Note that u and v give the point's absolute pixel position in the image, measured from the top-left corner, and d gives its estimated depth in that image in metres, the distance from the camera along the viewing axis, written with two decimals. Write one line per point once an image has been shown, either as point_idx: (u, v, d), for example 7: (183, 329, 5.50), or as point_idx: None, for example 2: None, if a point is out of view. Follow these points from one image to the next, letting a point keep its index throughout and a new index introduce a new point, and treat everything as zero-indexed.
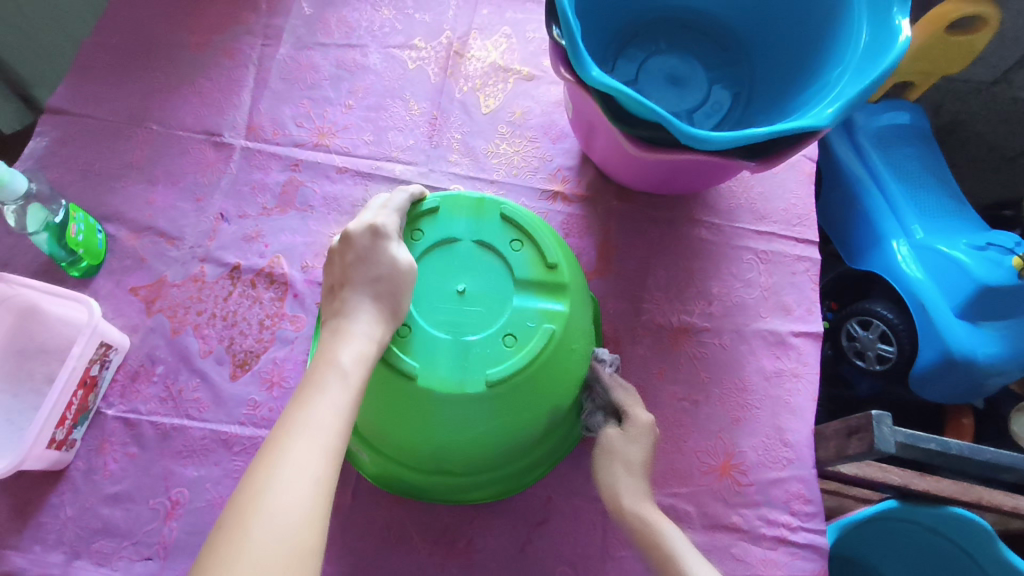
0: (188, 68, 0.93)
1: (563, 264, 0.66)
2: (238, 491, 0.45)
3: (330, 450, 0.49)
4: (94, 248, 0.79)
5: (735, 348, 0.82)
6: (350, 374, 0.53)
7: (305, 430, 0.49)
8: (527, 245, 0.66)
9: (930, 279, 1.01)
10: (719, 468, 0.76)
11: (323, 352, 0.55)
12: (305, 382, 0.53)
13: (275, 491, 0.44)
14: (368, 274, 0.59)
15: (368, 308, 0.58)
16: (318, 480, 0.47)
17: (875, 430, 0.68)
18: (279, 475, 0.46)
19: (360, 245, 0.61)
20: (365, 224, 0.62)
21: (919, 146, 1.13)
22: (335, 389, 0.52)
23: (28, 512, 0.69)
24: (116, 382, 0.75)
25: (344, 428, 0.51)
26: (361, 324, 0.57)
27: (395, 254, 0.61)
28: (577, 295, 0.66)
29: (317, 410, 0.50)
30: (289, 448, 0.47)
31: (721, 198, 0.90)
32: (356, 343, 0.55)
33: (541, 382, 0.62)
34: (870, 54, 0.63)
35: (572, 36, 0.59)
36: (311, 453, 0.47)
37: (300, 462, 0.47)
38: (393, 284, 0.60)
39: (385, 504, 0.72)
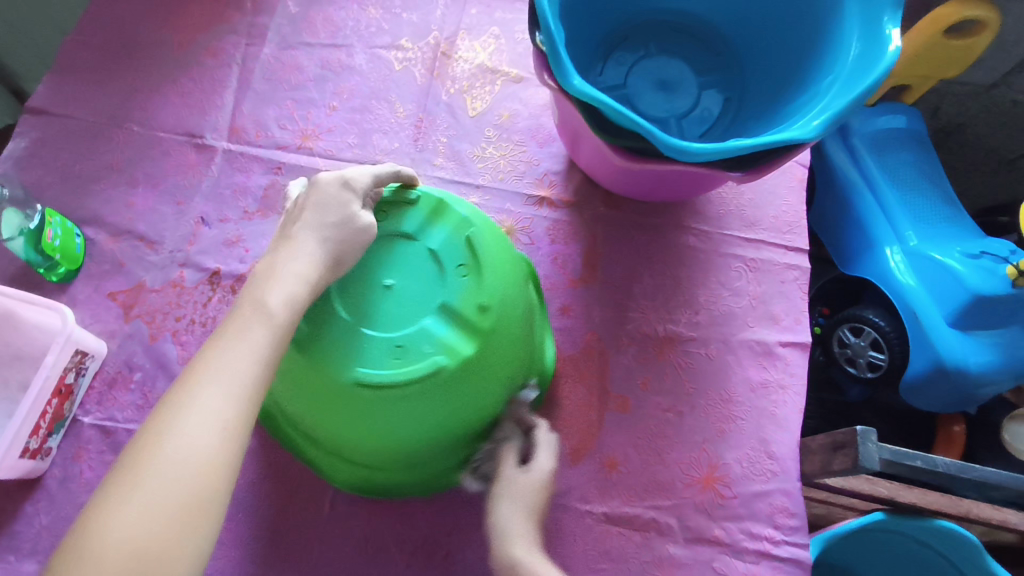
0: (170, 67, 0.91)
1: (496, 309, 0.60)
2: (141, 424, 0.46)
3: (236, 398, 0.47)
4: (72, 252, 0.78)
5: (722, 358, 0.81)
6: (272, 321, 0.51)
7: (214, 374, 0.47)
8: (472, 277, 0.61)
9: (923, 286, 0.99)
10: (703, 480, 0.76)
11: (253, 286, 0.54)
12: (230, 318, 0.52)
13: (172, 438, 0.44)
14: (323, 216, 0.57)
15: (312, 249, 0.56)
16: (217, 429, 0.46)
17: (860, 447, 0.68)
18: (181, 420, 0.45)
19: (324, 191, 0.59)
20: (336, 176, 0.60)
21: (915, 150, 1.11)
22: (253, 334, 0.50)
23: (3, 520, 0.69)
24: (93, 389, 0.74)
25: (257, 376, 0.49)
26: (298, 265, 0.55)
27: (355, 212, 0.59)
28: (501, 340, 0.61)
29: (231, 355, 0.49)
30: (194, 392, 0.47)
31: (710, 205, 0.88)
32: (286, 283, 0.53)
33: (419, 402, 0.58)
34: (859, 65, 0.62)
35: (554, 44, 0.58)
36: (215, 400, 0.46)
37: (201, 410, 0.46)
38: (342, 239, 0.57)
39: (363, 515, 0.71)
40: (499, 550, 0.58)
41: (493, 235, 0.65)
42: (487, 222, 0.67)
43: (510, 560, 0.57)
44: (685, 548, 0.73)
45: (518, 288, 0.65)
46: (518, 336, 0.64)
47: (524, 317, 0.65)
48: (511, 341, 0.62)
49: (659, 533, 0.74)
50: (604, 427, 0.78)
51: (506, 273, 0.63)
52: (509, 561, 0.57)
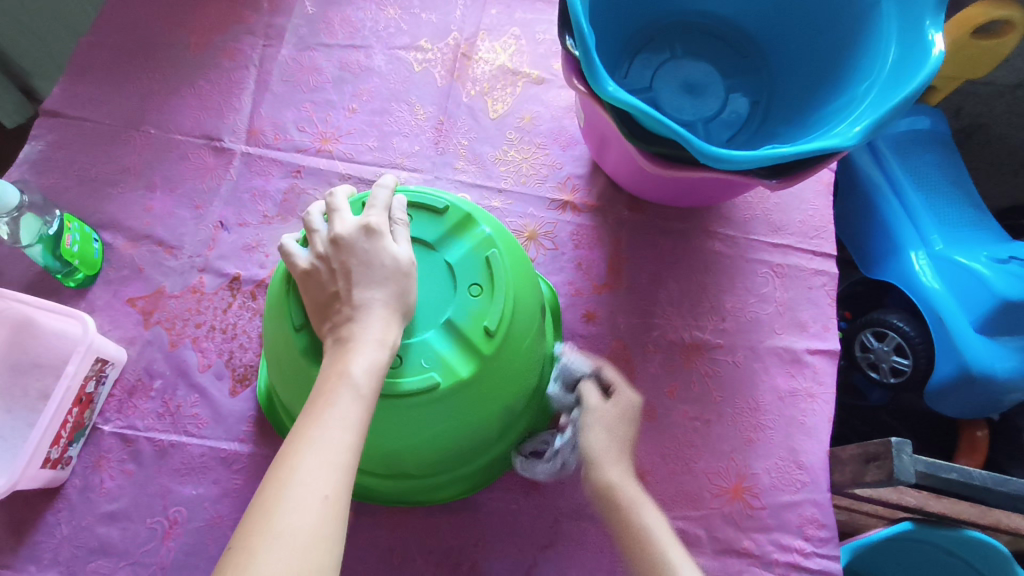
0: (187, 69, 0.90)
1: (502, 335, 0.59)
2: (249, 509, 0.43)
3: (341, 465, 0.46)
4: (90, 258, 0.77)
5: (749, 365, 0.80)
6: (362, 385, 0.50)
7: (318, 448, 0.46)
8: (484, 297, 0.61)
9: (948, 290, 0.98)
10: (731, 490, 0.74)
11: (331, 363, 0.52)
12: (316, 395, 0.50)
13: (288, 510, 0.42)
14: (372, 271, 0.55)
15: (382, 308, 0.54)
16: (328, 497, 0.44)
17: (895, 459, 0.66)
18: (291, 490, 0.43)
19: (356, 245, 0.56)
20: (354, 226, 0.58)
21: (939, 153, 1.10)
22: (346, 403, 0.49)
23: (23, 530, 0.68)
24: (113, 397, 0.73)
25: (356, 444, 0.48)
26: (374, 329, 0.53)
27: (397, 253, 0.57)
28: (505, 364, 0.61)
29: (328, 427, 0.47)
30: (299, 466, 0.44)
31: (735, 209, 0.87)
32: (369, 349, 0.52)
33: (408, 413, 0.58)
34: (899, 69, 0.60)
35: (586, 48, 0.56)
36: (322, 469, 0.45)
37: (311, 480, 0.44)
38: (399, 284, 0.56)
39: (387, 525, 0.70)
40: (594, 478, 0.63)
41: (514, 259, 0.65)
42: (510, 242, 0.66)
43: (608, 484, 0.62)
44: (714, 560, 0.72)
45: (529, 313, 0.64)
46: (523, 359, 0.63)
47: (531, 343, 0.64)
48: (512, 368, 0.61)
49: (688, 544, 0.72)
50: None
51: (519, 298, 0.63)
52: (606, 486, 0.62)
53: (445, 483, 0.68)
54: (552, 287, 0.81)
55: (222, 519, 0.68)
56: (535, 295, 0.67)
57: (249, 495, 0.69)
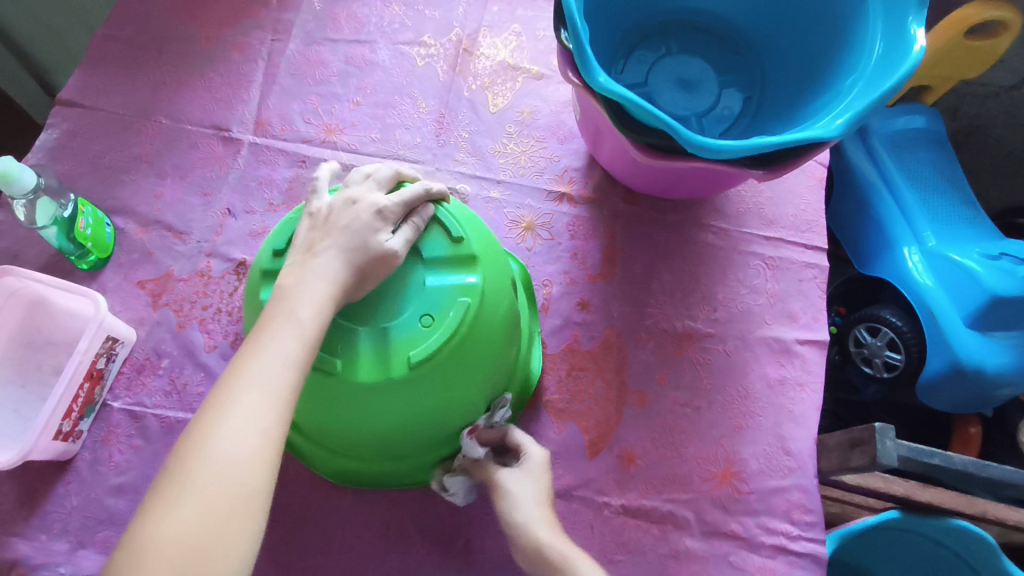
0: (197, 61, 0.93)
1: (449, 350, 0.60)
2: (189, 426, 0.47)
3: (276, 397, 0.48)
4: (102, 241, 0.79)
5: (740, 354, 0.82)
6: (303, 328, 0.52)
7: (254, 380, 0.49)
8: (444, 318, 0.60)
9: (940, 286, 1.00)
10: (719, 475, 0.76)
11: (279, 301, 0.54)
12: (262, 326, 0.53)
13: (218, 437, 0.45)
14: (343, 233, 0.59)
15: (335, 263, 0.56)
16: (259, 428, 0.47)
17: (878, 444, 0.68)
18: (226, 419, 0.46)
19: (339, 210, 0.60)
20: (347, 196, 0.62)
21: (934, 151, 1.11)
22: (289, 341, 0.51)
23: (35, 500, 0.71)
24: (122, 375, 0.76)
25: (292, 386, 0.50)
26: (330, 282, 0.55)
27: (381, 235, 0.60)
28: (450, 371, 0.61)
29: (268, 364, 0.50)
30: (235, 398, 0.47)
31: (729, 203, 0.89)
32: (312, 295, 0.54)
33: (344, 392, 0.59)
34: (883, 64, 0.62)
35: (579, 41, 0.59)
36: (257, 402, 0.47)
37: (246, 412, 0.47)
38: (368, 258, 0.58)
39: (384, 502, 0.73)
40: (523, 540, 0.60)
41: (496, 267, 0.66)
42: (495, 252, 0.67)
43: (538, 545, 0.59)
44: (701, 542, 0.74)
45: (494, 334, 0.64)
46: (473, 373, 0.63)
47: (499, 345, 0.65)
48: (460, 375, 0.62)
49: (676, 526, 0.74)
50: (622, 421, 0.78)
51: (491, 298, 0.64)
52: (537, 545, 0.59)
53: (388, 470, 0.69)
54: (524, 265, 0.83)
55: None
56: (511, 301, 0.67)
57: None
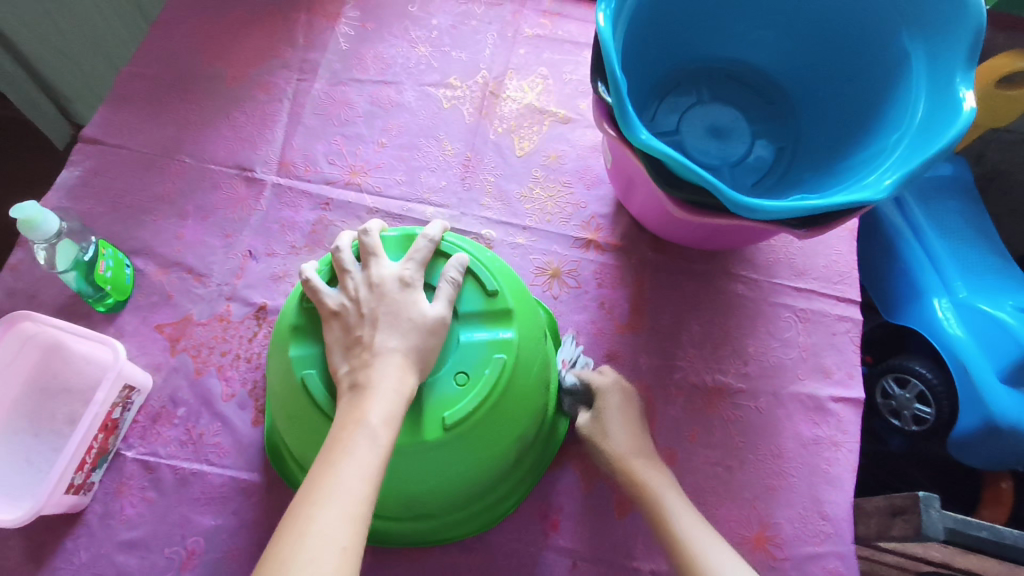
0: (222, 100, 0.92)
1: (494, 405, 0.59)
2: (265, 561, 0.43)
3: (357, 515, 0.45)
4: (122, 284, 0.78)
5: (772, 411, 0.79)
6: (378, 435, 0.50)
7: (335, 498, 0.45)
8: (482, 373, 0.60)
9: (972, 339, 0.97)
10: (753, 539, 0.73)
11: (348, 409, 0.52)
12: (331, 443, 0.50)
13: (305, 564, 0.42)
14: (400, 321, 0.57)
15: (402, 358, 0.55)
16: (344, 547, 0.43)
17: (922, 514, 0.65)
18: (308, 543, 0.43)
19: (388, 294, 0.59)
20: (391, 275, 0.60)
21: (962, 200, 1.10)
22: (364, 450, 0.49)
23: (42, 555, 0.68)
24: (136, 424, 0.74)
25: (371, 493, 0.47)
26: (391, 377, 0.53)
27: (426, 307, 0.59)
28: (494, 428, 0.60)
29: (343, 475, 0.47)
30: (316, 516, 0.44)
31: (759, 253, 0.87)
32: (388, 398, 0.52)
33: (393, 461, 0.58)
34: (929, 125, 0.61)
35: (620, 97, 0.57)
36: (338, 516, 0.45)
37: (327, 531, 0.44)
38: (419, 339, 0.57)
39: (405, 563, 0.70)
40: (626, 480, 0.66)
41: (529, 324, 0.65)
42: (529, 309, 0.67)
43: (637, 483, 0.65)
44: None
45: (530, 385, 0.64)
46: (516, 425, 0.62)
47: (532, 404, 0.64)
48: (504, 433, 0.61)
49: None
50: None
51: (524, 355, 0.63)
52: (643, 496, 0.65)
53: (424, 528, 0.67)
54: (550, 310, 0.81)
55: (242, 550, 0.68)
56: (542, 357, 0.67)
57: (266, 526, 0.69)
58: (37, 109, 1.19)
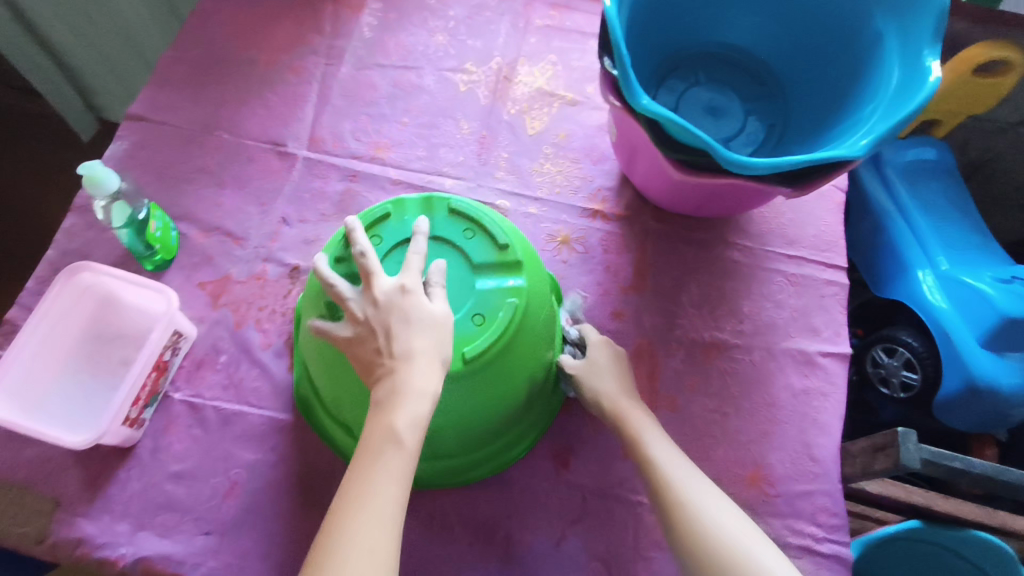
0: (256, 82, 1.00)
1: (507, 341, 0.66)
2: (312, 565, 0.50)
3: (391, 520, 0.52)
4: (168, 244, 0.85)
5: (765, 364, 0.86)
6: (405, 443, 0.55)
7: (373, 510, 0.52)
8: (496, 313, 0.67)
9: (954, 309, 1.04)
10: (748, 478, 0.80)
11: (377, 422, 0.57)
12: (363, 454, 0.56)
13: (350, 566, 0.49)
14: (411, 328, 0.59)
15: (418, 366, 0.58)
16: (381, 554, 0.50)
17: (901, 446, 0.72)
18: (351, 547, 0.50)
19: (390, 313, 0.60)
20: (391, 287, 0.61)
21: (946, 182, 1.17)
22: (392, 464, 0.55)
23: (99, 484, 0.74)
24: (182, 369, 0.80)
25: (401, 496, 0.54)
26: (415, 380, 0.57)
27: (431, 309, 0.61)
28: (506, 363, 0.67)
29: (376, 484, 0.53)
30: (355, 523, 0.51)
31: (753, 223, 0.94)
32: (413, 407, 0.56)
33: None
34: (901, 92, 0.68)
35: (624, 68, 0.65)
36: (373, 524, 0.51)
37: (366, 537, 0.50)
38: (433, 345, 0.59)
39: (429, 496, 0.76)
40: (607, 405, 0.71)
41: (537, 282, 0.72)
42: (537, 269, 0.74)
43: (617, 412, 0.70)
44: None
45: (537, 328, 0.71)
46: (526, 362, 0.70)
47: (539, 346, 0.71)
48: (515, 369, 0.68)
49: None
50: None
51: (533, 303, 0.70)
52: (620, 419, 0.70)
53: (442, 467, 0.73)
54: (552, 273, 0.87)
55: (280, 481, 0.75)
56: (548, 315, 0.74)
57: (302, 460, 0.76)
58: (59, 93, 1.27)
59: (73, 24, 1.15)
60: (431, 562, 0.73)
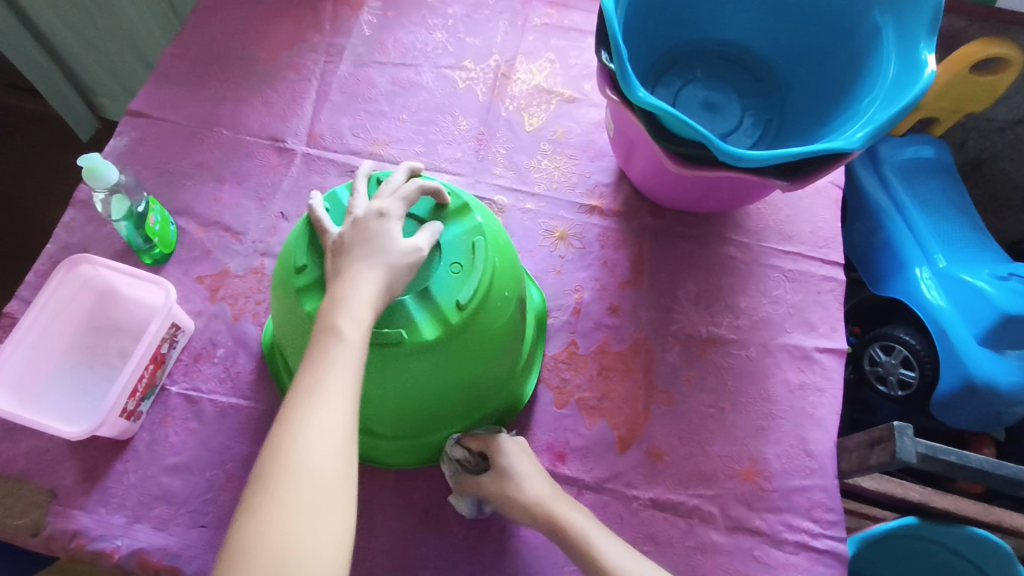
0: (256, 79, 1.00)
1: (453, 323, 0.62)
2: (269, 441, 0.48)
3: (345, 407, 0.50)
4: (167, 238, 0.85)
5: (762, 360, 0.86)
6: (350, 338, 0.52)
7: (326, 397, 0.49)
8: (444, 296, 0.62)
9: (953, 306, 1.04)
10: (744, 473, 0.80)
11: (321, 318, 0.54)
12: (312, 346, 0.53)
13: (304, 443, 0.47)
14: (374, 246, 0.58)
15: (369, 278, 0.56)
16: (336, 434, 0.48)
17: (896, 440, 0.72)
18: (304, 428, 0.47)
19: (365, 228, 0.60)
20: (371, 208, 0.61)
21: (943, 180, 1.17)
22: (343, 354, 0.51)
23: (95, 476, 0.74)
24: (179, 362, 0.80)
25: (357, 388, 0.51)
26: (361, 288, 0.55)
27: (399, 236, 0.60)
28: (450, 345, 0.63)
29: (328, 370, 0.50)
30: (309, 407, 0.49)
31: (750, 219, 0.94)
32: (354, 310, 0.54)
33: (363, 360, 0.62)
34: (897, 85, 0.68)
35: (622, 62, 0.65)
36: (330, 410, 0.49)
37: (320, 418, 0.48)
38: (393, 263, 0.58)
39: (424, 489, 0.76)
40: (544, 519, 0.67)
41: (500, 245, 0.68)
42: (500, 234, 0.70)
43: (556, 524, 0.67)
44: (727, 536, 0.77)
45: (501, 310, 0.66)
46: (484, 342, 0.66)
47: (505, 322, 0.68)
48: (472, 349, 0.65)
49: (702, 520, 0.77)
50: (650, 419, 0.82)
51: (495, 286, 0.66)
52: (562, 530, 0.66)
53: (401, 446, 0.73)
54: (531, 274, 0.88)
55: None
56: (518, 285, 0.70)
57: None
58: (59, 93, 1.28)
59: (67, 18, 1.15)
60: (425, 556, 0.73)
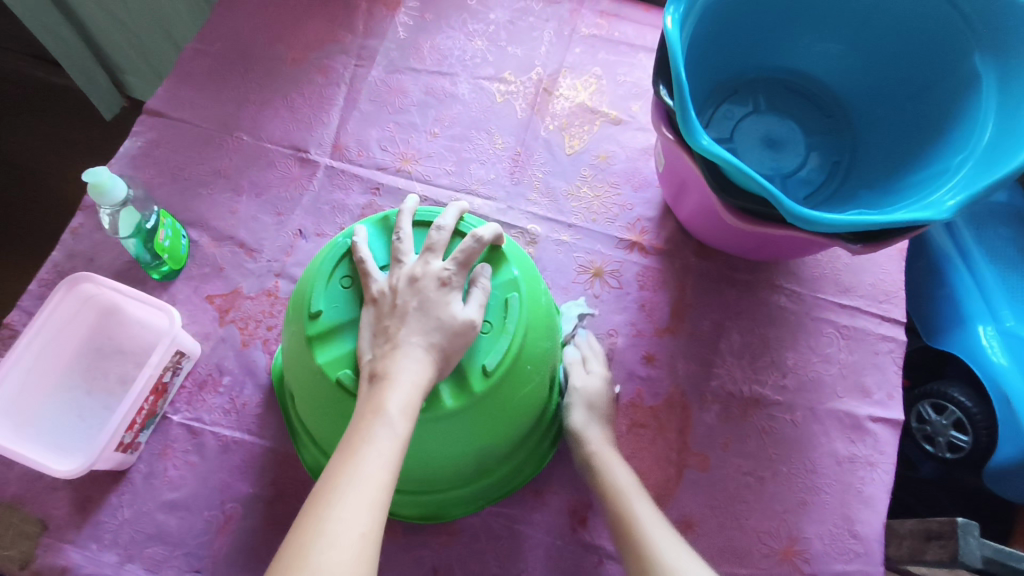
0: (281, 81, 0.95)
1: (478, 395, 0.57)
2: (284, 544, 0.43)
3: (377, 504, 0.45)
4: (178, 253, 0.80)
5: (808, 426, 0.78)
6: (397, 426, 0.49)
7: (360, 488, 0.45)
8: (472, 365, 0.58)
9: (1017, 369, 0.94)
10: (782, 553, 0.73)
11: (366, 399, 0.51)
12: (351, 431, 0.49)
13: (323, 548, 0.41)
14: (428, 318, 0.54)
15: (424, 352, 0.53)
16: (364, 538, 0.43)
17: (960, 541, 0.65)
18: (328, 528, 0.42)
19: (425, 290, 0.56)
20: (430, 274, 0.57)
21: (1016, 229, 1.08)
22: (382, 441, 0.47)
23: (88, 508, 0.70)
24: (184, 389, 0.76)
25: (391, 481, 0.46)
26: (411, 371, 0.51)
27: (458, 310, 0.56)
28: (473, 417, 0.59)
29: (361, 462, 0.46)
30: (335, 504, 0.44)
31: (805, 266, 0.86)
32: (405, 389, 0.50)
33: None
34: (996, 146, 0.59)
35: (682, 100, 0.57)
36: (360, 506, 0.44)
37: (345, 517, 0.43)
38: (449, 342, 0.54)
39: (434, 545, 0.71)
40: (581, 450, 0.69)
41: (535, 302, 0.64)
42: (538, 288, 0.65)
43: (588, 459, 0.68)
44: None
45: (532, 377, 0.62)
46: (513, 411, 0.61)
47: (535, 383, 0.63)
48: (501, 419, 0.61)
49: None
50: (682, 484, 0.75)
51: (527, 351, 0.61)
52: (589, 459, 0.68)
53: (407, 502, 0.68)
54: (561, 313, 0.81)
55: (278, 518, 0.70)
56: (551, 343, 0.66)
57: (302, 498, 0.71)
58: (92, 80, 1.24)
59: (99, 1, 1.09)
60: None
